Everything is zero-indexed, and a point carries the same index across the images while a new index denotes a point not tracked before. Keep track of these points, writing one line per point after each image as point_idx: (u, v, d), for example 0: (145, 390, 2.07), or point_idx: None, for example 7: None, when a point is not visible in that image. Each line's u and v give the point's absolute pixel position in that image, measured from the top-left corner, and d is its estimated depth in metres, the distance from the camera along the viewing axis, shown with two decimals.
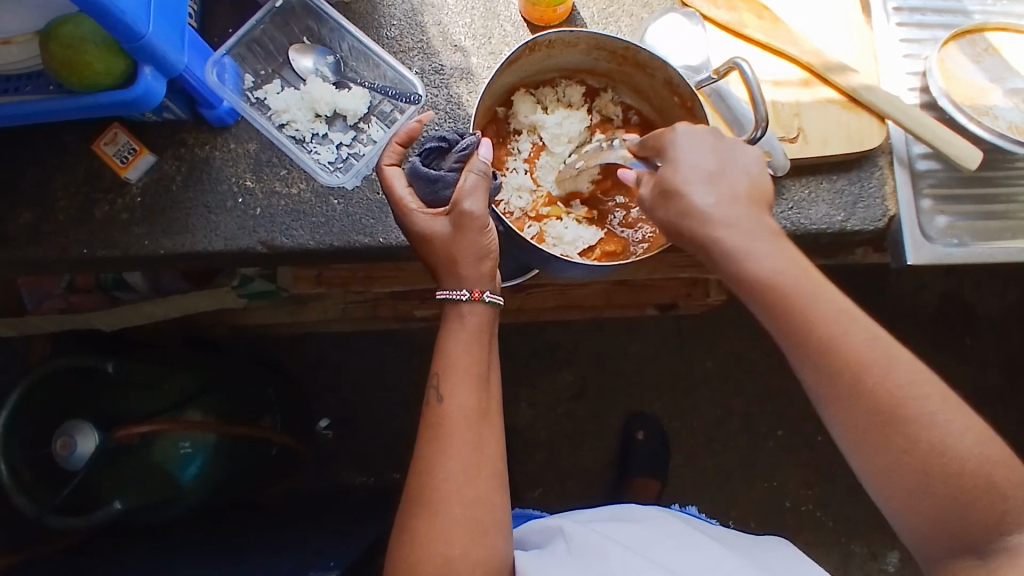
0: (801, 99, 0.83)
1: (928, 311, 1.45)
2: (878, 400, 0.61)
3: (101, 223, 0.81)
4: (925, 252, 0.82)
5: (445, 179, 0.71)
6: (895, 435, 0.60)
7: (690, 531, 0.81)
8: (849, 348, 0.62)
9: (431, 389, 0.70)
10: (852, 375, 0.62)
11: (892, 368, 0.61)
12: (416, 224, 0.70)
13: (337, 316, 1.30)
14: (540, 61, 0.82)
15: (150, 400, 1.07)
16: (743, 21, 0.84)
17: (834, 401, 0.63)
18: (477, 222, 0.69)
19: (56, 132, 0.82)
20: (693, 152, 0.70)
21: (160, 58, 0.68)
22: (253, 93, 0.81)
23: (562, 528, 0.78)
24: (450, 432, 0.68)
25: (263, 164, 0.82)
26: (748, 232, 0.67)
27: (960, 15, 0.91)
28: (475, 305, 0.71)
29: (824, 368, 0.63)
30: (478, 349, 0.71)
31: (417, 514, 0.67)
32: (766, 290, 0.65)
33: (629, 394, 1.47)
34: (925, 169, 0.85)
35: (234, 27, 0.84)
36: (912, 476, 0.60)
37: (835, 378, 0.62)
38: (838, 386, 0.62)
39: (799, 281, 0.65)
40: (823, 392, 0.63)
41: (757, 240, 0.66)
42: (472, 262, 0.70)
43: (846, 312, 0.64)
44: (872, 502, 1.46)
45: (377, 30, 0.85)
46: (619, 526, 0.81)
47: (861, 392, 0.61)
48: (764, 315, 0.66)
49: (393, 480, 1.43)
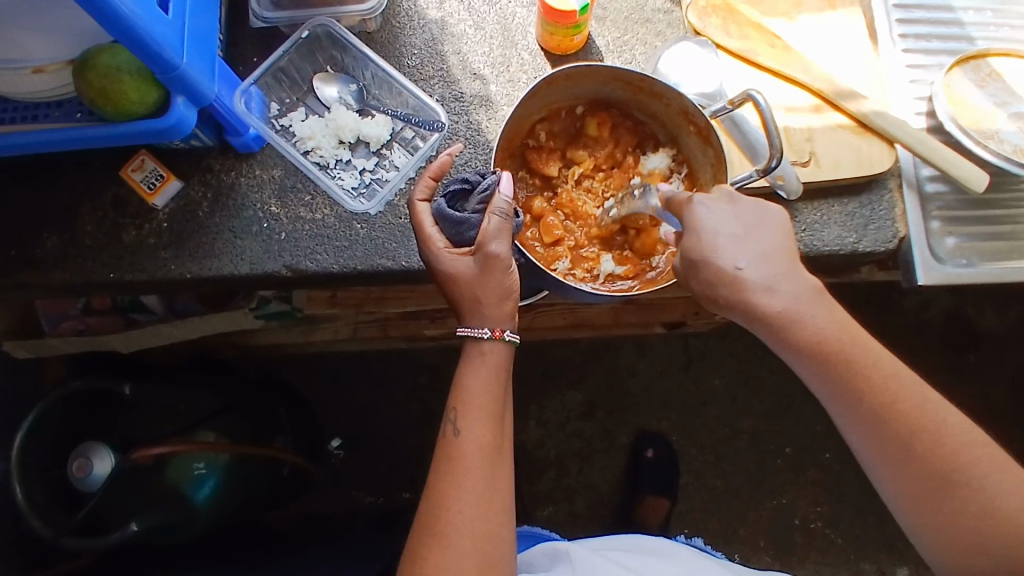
0: (813, 124, 0.86)
1: (933, 328, 1.47)
2: (930, 461, 0.67)
3: (128, 248, 0.82)
4: (934, 273, 0.85)
5: (470, 222, 0.73)
6: (944, 493, 0.67)
7: (687, 557, 0.92)
8: (907, 409, 0.68)
9: (448, 423, 0.71)
10: (903, 437, 0.68)
11: (934, 424, 0.68)
12: (442, 263, 0.72)
13: (348, 335, 1.30)
14: (561, 91, 0.84)
15: (168, 421, 1.08)
16: (754, 49, 0.87)
17: (878, 454, 0.69)
18: (502, 264, 0.71)
19: (83, 158, 0.83)
20: (720, 220, 0.72)
21: (193, 89, 0.70)
22: (279, 120, 0.84)
23: (569, 552, 0.88)
24: (464, 466, 0.69)
25: (288, 190, 0.84)
26: (792, 295, 0.70)
27: (964, 41, 0.94)
28: (496, 343, 0.72)
29: (884, 439, 0.68)
30: (496, 387, 0.72)
31: (427, 543, 0.67)
32: (821, 355, 0.69)
33: (638, 412, 1.48)
34: (933, 191, 0.87)
35: (259, 56, 0.86)
36: (962, 529, 0.66)
37: (890, 443, 0.68)
38: (896, 449, 0.68)
39: (855, 348, 0.70)
40: (881, 459, 0.69)
41: (810, 307, 0.70)
42: (494, 301, 0.71)
43: (897, 376, 0.69)
44: (881, 519, 1.47)
45: (399, 59, 0.87)
46: (625, 555, 0.91)
47: (911, 446, 0.68)
48: (825, 386, 0.71)
49: (404, 500, 1.43)
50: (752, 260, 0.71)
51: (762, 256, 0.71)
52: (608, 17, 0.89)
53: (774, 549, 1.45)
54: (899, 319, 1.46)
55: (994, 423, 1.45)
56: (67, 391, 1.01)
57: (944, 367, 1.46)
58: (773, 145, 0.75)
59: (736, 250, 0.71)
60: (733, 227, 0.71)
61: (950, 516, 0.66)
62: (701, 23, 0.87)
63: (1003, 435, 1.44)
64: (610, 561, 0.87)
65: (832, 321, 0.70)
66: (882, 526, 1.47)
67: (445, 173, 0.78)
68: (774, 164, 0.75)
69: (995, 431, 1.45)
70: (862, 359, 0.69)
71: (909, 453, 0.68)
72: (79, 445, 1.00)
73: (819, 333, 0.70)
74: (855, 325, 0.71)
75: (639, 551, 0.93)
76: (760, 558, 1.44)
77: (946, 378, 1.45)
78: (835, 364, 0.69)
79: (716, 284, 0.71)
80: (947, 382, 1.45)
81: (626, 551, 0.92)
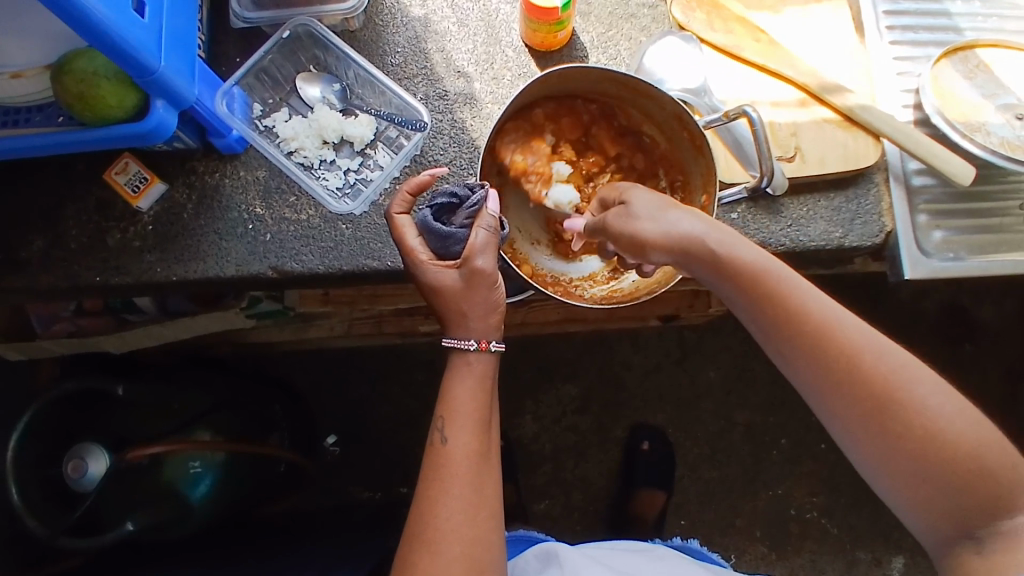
0: (798, 119, 0.85)
1: (928, 319, 1.47)
2: (871, 387, 0.62)
3: (114, 250, 0.82)
4: (921, 267, 0.84)
5: (456, 236, 0.71)
6: (886, 418, 0.61)
7: (679, 558, 0.93)
8: (854, 341, 0.63)
9: (435, 431, 0.72)
10: (845, 362, 0.63)
11: (885, 356, 0.62)
12: (428, 277, 0.72)
13: (342, 332, 1.30)
14: (553, 86, 0.82)
15: (163, 419, 1.08)
16: (739, 43, 0.86)
17: (820, 388, 0.64)
18: (487, 278, 0.71)
19: (66, 162, 0.83)
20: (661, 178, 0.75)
21: (171, 93, 0.70)
22: (262, 121, 0.84)
23: (559, 555, 0.89)
24: (452, 473, 0.69)
25: (273, 191, 0.84)
26: (714, 231, 0.69)
27: (952, 32, 0.93)
28: (482, 354, 0.73)
29: (821, 369, 0.64)
30: (482, 394, 0.73)
31: (417, 549, 0.68)
32: (750, 285, 0.67)
33: (633, 405, 1.49)
34: (920, 185, 0.87)
35: (242, 56, 0.85)
36: (905, 459, 0.61)
37: (828, 372, 0.63)
38: (833, 378, 0.63)
39: (787, 274, 0.67)
40: (825, 390, 0.64)
41: (732, 242, 0.69)
42: (480, 315, 0.72)
43: (832, 303, 0.66)
44: (876, 508, 1.47)
45: (382, 58, 0.87)
46: (618, 558, 0.91)
47: (849, 373, 0.62)
48: (763, 322, 0.67)
49: (401, 494, 1.44)
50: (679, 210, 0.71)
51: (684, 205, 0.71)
52: (592, 13, 0.88)
53: (769, 540, 1.45)
54: (893, 310, 1.46)
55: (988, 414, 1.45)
56: (59, 393, 1.01)
57: (938, 358, 1.46)
58: (764, 163, 0.78)
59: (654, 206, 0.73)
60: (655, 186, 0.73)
61: (895, 445, 0.61)
62: (686, 18, 0.87)
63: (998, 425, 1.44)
64: (602, 564, 0.88)
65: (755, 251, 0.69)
66: (877, 516, 1.47)
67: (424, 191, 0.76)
68: (763, 183, 0.78)
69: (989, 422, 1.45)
70: (794, 291, 0.66)
71: (849, 380, 0.62)
72: (73, 446, 1.00)
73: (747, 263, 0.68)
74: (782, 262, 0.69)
75: (634, 553, 0.94)
76: (755, 549, 1.45)
77: (942, 369, 1.46)
78: (767, 299, 0.66)
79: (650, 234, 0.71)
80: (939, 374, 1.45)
81: (618, 552, 0.93)
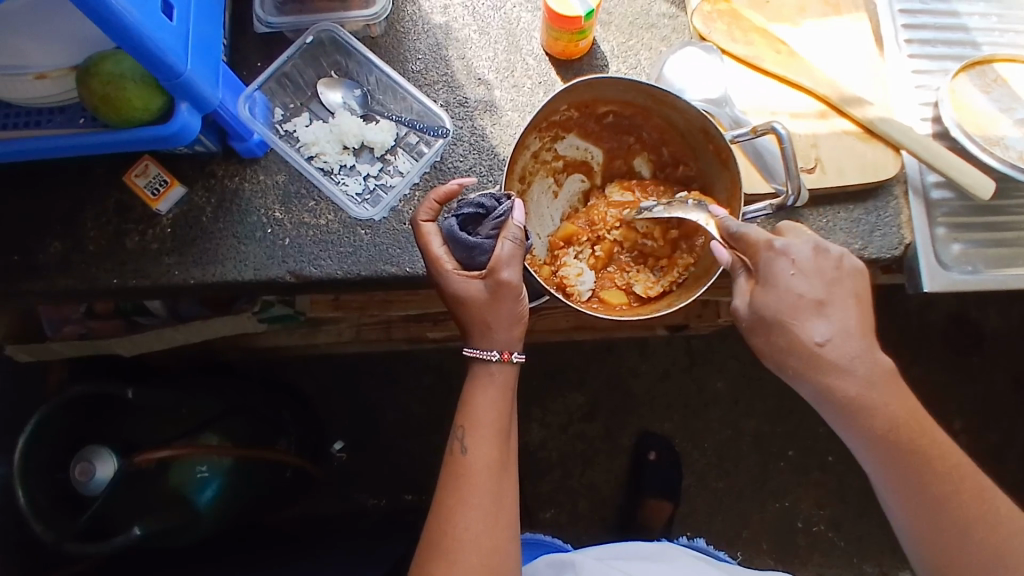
0: (818, 131, 0.85)
1: (936, 332, 1.47)
2: (977, 542, 0.71)
3: (132, 253, 0.82)
4: (939, 279, 0.84)
5: (482, 247, 0.71)
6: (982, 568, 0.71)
7: (693, 564, 0.93)
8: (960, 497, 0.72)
9: (455, 441, 0.71)
10: (952, 515, 0.72)
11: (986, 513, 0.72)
12: (453, 287, 0.71)
13: (351, 338, 1.30)
14: (584, 92, 0.81)
15: (169, 425, 1.07)
16: (758, 55, 0.87)
17: (922, 534, 0.73)
18: (512, 291, 0.70)
19: (85, 165, 0.83)
20: (800, 276, 0.71)
21: (196, 96, 0.70)
22: (282, 126, 0.84)
23: (575, 563, 0.89)
24: (472, 483, 0.69)
25: (292, 195, 0.84)
26: (862, 372, 0.71)
27: (969, 46, 0.93)
28: (504, 365, 0.73)
29: (931, 515, 0.72)
30: (502, 406, 0.73)
31: (433, 558, 0.68)
32: (887, 439, 0.72)
33: (641, 414, 1.48)
34: (938, 198, 0.87)
35: (263, 61, 0.86)
36: None
37: (936, 519, 0.72)
38: (950, 538, 0.72)
39: (919, 429, 0.72)
40: (927, 535, 0.73)
41: (879, 389, 0.71)
42: (504, 327, 0.72)
43: (949, 457, 0.73)
44: (884, 521, 1.47)
45: (402, 64, 0.87)
46: (629, 563, 0.91)
47: (955, 528, 0.72)
48: (887, 467, 0.73)
49: (407, 501, 1.43)
50: (832, 332, 0.71)
51: (841, 333, 0.71)
52: (613, 22, 0.89)
53: (776, 552, 1.45)
54: (902, 322, 1.46)
55: (995, 429, 1.45)
56: (67, 396, 0.99)
57: (947, 370, 1.46)
58: (791, 178, 0.78)
59: (813, 324, 0.71)
60: (807, 286, 0.71)
61: None
62: (706, 28, 0.87)
63: (1004, 441, 1.45)
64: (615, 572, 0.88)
65: (898, 404, 0.72)
66: (885, 529, 1.47)
67: (452, 199, 0.76)
68: (790, 198, 0.78)
69: (996, 436, 1.45)
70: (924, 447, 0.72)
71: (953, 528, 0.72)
72: (81, 449, 0.99)
73: (888, 416, 0.71)
74: (920, 410, 0.73)
75: (642, 557, 0.93)
76: (762, 560, 1.44)
77: (950, 382, 1.45)
78: (896, 451, 0.72)
79: (789, 350, 0.71)
80: (947, 386, 1.45)
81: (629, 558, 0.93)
